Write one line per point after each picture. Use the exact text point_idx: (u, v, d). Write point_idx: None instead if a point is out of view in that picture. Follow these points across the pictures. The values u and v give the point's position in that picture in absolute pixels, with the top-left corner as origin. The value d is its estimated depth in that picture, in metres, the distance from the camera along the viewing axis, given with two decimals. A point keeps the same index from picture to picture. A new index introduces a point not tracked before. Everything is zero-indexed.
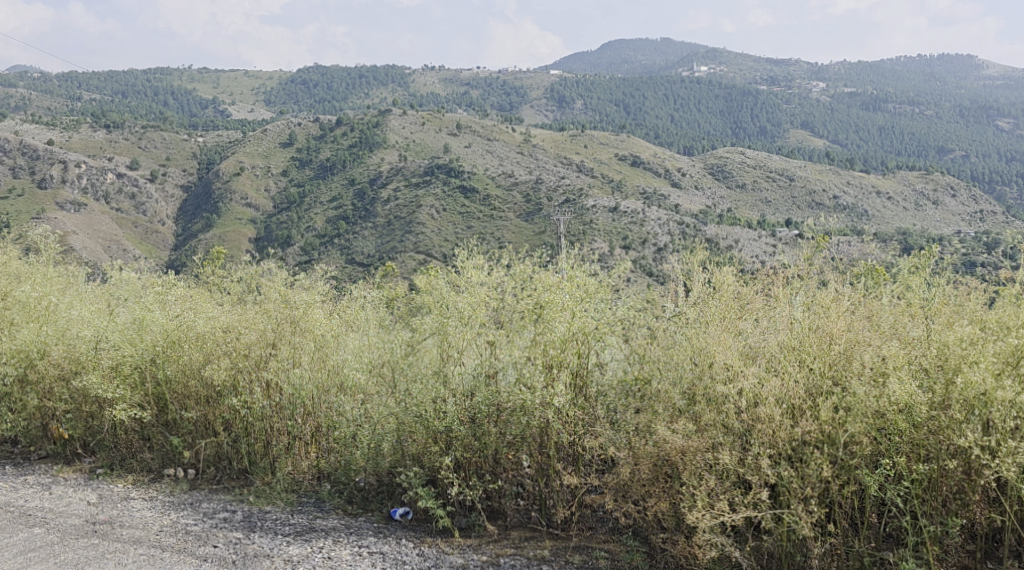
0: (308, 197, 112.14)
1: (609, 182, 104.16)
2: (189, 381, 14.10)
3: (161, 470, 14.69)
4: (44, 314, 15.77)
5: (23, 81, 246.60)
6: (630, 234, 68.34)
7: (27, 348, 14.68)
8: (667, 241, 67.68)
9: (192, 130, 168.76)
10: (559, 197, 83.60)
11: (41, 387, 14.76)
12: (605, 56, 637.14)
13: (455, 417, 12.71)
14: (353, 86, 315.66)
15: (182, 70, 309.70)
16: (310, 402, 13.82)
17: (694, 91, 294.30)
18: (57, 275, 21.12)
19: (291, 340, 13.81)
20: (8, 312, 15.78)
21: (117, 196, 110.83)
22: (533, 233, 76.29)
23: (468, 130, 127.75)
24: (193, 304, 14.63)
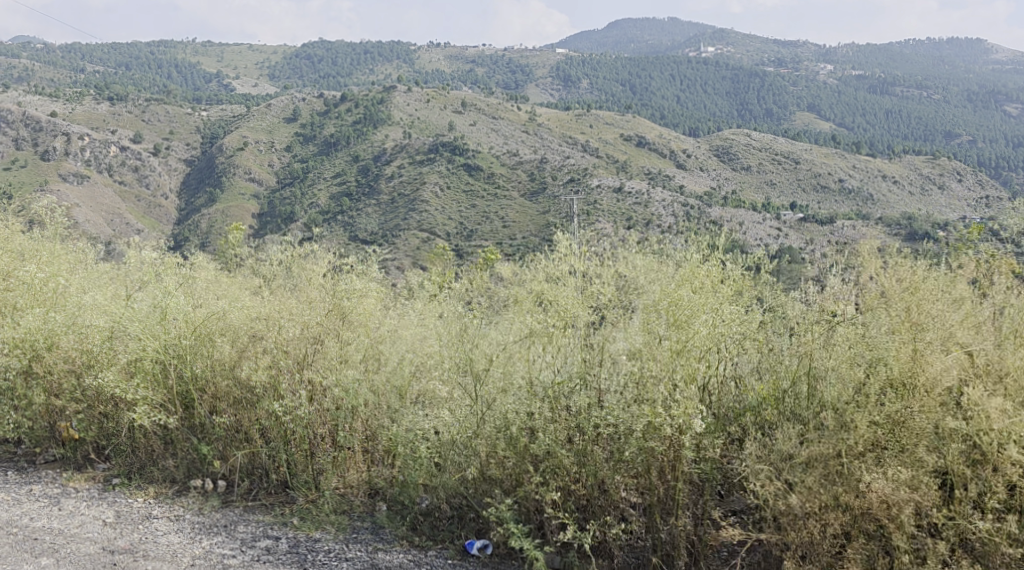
0: (312, 173, 111.12)
1: (615, 163, 102.73)
2: (221, 378, 13.12)
3: (187, 481, 13.42)
4: (52, 302, 14.48)
5: (26, 51, 245.87)
6: (634, 215, 67.29)
7: (32, 337, 13.12)
8: (671, 222, 66.54)
9: (196, 103, 167.30)
10: (563, 176, 82.41)
11: (48, 381, 13.32)
12: (611, 36, 632.37)
13: (553, 438, 11.36)
14: (359, 61, 313.55)
15: (186, 44, 307.91)
16: (369, 413, 13.00)
17: (701, 72, 292.05)
18: (64, 252, 19.98)
19: (343, 334, 12.92)
20: (10, 295, 14.53)
21: (120, 168, 109.72)
22: (537, 213, 75.16)
23: (473, 107, 125.96)
24: (222, 300, 13.67)
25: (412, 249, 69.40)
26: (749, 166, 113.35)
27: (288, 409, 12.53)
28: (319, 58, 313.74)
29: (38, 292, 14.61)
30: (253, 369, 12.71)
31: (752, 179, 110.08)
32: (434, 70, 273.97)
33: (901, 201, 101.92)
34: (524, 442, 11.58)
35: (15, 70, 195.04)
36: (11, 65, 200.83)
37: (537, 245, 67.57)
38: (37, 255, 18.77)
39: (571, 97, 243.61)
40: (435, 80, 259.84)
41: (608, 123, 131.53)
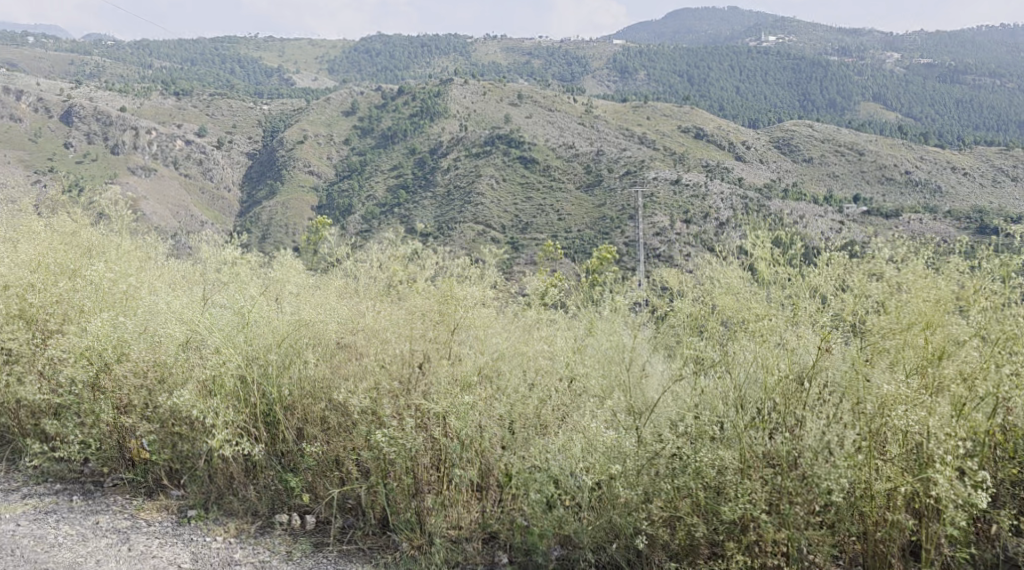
0: (369, 166, 111.15)
1: (672, 155, 100.64)
2: (318, 400, 12.22)
3: (271, 517, 12.41)
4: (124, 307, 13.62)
5: (97, 48, 253.75)
6: (692, 208, 65.65)
7: (103, 346, 12.29)
8: (730, 215, 64.66)
9: (257, 98, 168.98)
10: (619, 168, 80.80)
11: (116, 397, 12.39)
12: (671, 26, 623.30)
13: (752, 503, 9.69)
14: (416, 54, 314.99)
15: (248, 41, 313.13)
16: (482, 448, 11.27)
17: (762, 63, 286.29)
18: (133, 249, 19.52)
19: (455, 350, 11.73)
20: (74, 297, 13.71)
21: (185, 161, 111.26)
22: (593, 207, 73.76)
23: (530, 99, 123.27)
24: (310, 307, 13.00)
25: (469, 241, 69.07)
26: (811, 158, 110.26)
27: (394, 435, 11.14)
28: (376, 52, 316.02)
29: (107, 293, 13.89)
30: (351, 392, 11.64)
31: (814, 171, 107.08)
32: (490, 63, 274.21)
33: (971, 192, 97.43)
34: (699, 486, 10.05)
35: (87, 67, 200.63)
36: (83, 62, 206.67)
37: (592, 238, 66.57)
38: (100, 252, 18.06)
39: (628, 88, 241.31)
40: (491, 73, 260.01)
41: (666, 114, 128.93)
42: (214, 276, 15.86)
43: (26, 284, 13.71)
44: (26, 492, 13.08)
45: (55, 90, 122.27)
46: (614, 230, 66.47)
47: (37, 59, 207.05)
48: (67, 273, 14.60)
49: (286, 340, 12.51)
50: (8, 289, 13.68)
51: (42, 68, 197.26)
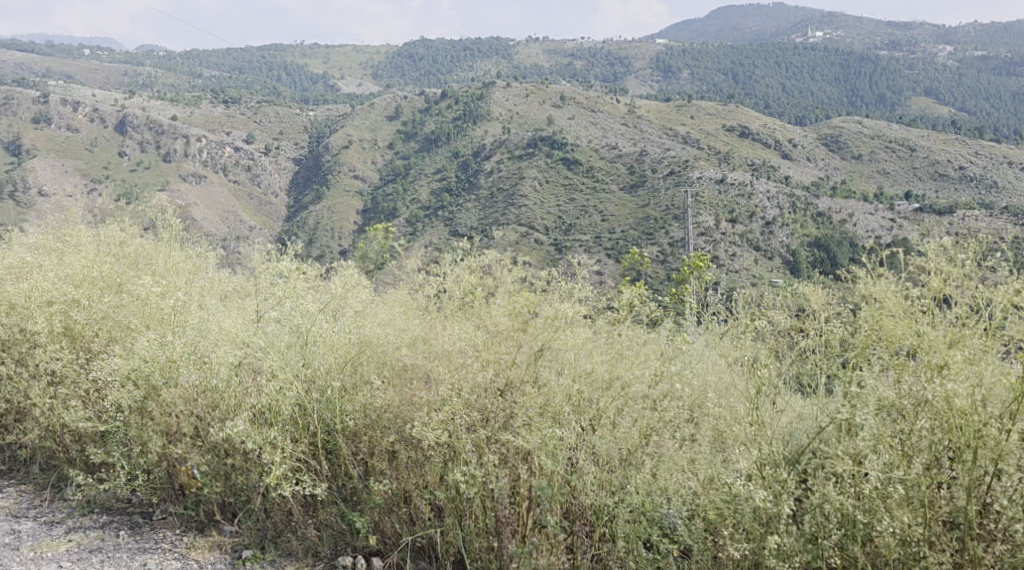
0: (413, 170, 111.19)
1: (716, 154, 98.87)
2: (387, 428, 11.68)
3: (333, 559, 11.88)
4: (172, 323, 13.25)
5: (150, 58, 259.96)
6: (736, 207, 64.24)
7: (149, 367, 11.89)
8: (777, 216, 63.47)
9: (303, 104, 170.72)
10: (664, 168, 79.17)
11: (164, 423, 11.99)
12: (715, 24, 617.14)
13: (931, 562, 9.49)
14: (459, 58, 316.80)
15: (294, 49, 317.99)
16: (574, 486, 10.81)
17: (808, 59, 282.11)
18: (180, 258, 19.04)
19: (540, 375, 11.50)
20: (127, 317, 13.42)
21: (234, 168, 112.57)
22: (637, 207, 72.58)
23: (572, 101, 121.84)
24: (378, 327, 13.12)
25: (512, 241, 68.62)
26: (860, 155, 107.87)
27: (481, 474, 10.65)
28: (420, 57, 318.22)
29: (156, 308, 13.48)
30: (423, 425, 10.92)
31: (864, 169, 104.53)
32: (532, 65, 274.58)
33: None
34: (860, 546, 9.82)
35: (140, 77, 205.02)
36: (136, 73, 211.24)
37: (636, 238, 65.54)
38: (150, 265, 17.75)
39: (671, 88, 239.68)
40: (534, 75, 260.39)
41: (711, 113, 126.88)
42: (271, 286, 15.51)
43: (68, 300, 13.44)
44: (70, 526, 12.64)
45: (110, 100, 124.91)
46: (659, 230, 65.48)
47: (93, 69, 212.33)
48: (115, 288, 14.48)
49: (356, 367, 12.44)
50: (52, 302, 13.40)
51: (98, 79, 202.03)
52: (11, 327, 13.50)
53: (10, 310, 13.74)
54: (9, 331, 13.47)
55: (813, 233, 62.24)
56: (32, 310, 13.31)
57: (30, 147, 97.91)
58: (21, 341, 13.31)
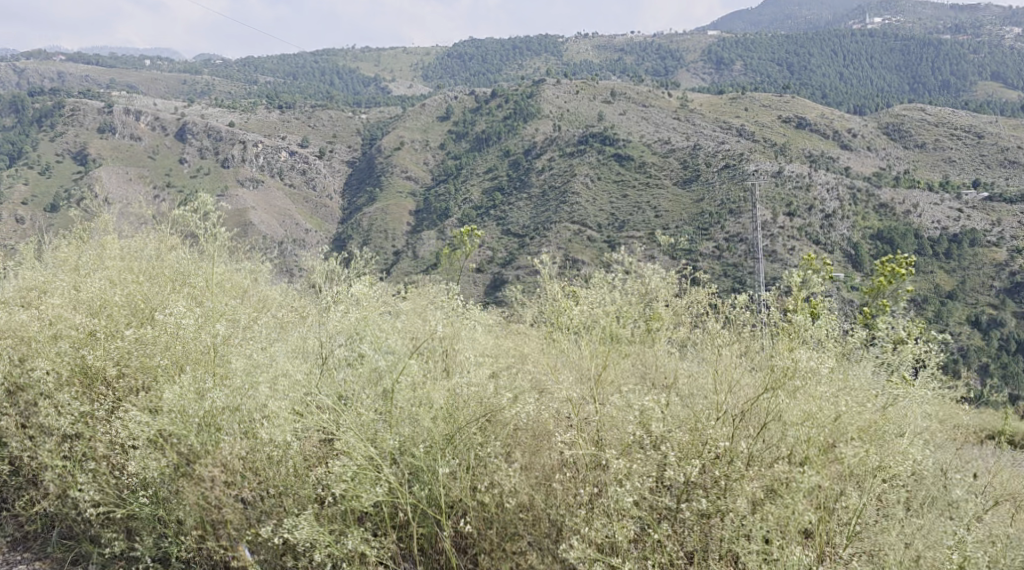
0: (464, 169, 109.72)
1: (772, 146, 95.58)
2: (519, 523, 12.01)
3: None
4: (215, 373, 13.36)
5: (210, 67, 265.63)
6: (795, 199, 60.89)
7: (181, 432, 12.28)
8: (837, 207, 60.70)
9: (355, 107, 169.93)
10: (717, 162, 75.77)
11: (193, 489, 12.20)
12: (769, 12, 604.34)
13: None
14: (509, 57, 314.50)
15: (345, 54, 320.45)
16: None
17: (866, 46, 274.07)
18: (226, 277, 18.63)
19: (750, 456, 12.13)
20: (152, 356, 13.56)
21: (290, 172, 112.76)
22: (691, 202, 70.19)
23: (623, 96, 118.95)
24: (487, 379, 12.94)
25: (565, 239, 67.38)
26: (923, 144, 104.25)
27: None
28: (469, 57, 316.58)
29: (184, 342, 13.51)
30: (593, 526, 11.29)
31: (928, 158, 100.39)
32: (583, 61, 271.94)
33: None
34: None
35: (198, 85, 207.89)
36: (195, 81, 214.11)
37: (692, 233, 63.26)
38: (184, 281, 17.49)
39: (724, 80, 233.91)
40: (585, 72, 257.90)
41: (766, 105, 122.82)
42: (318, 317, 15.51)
43: (86, 331, 14.09)
44: None
45: (169, 108, 126.97)
46: (714, 225, 63.19)
47: (153, 79, 215.65)
48: (146, 316, 15.09)
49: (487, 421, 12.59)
50: (64, 337, 14.23)
51: (158, 89, 204.84)
52: (14, 365, 14.28)
53: (21, 345, 14.68)
54: (13, 371, 14.25)
55: (875, 225, 59.45)
56: (39, 351, 14.22)
57: (96, 158, 101.42)
58: (26, 381, 14.05)
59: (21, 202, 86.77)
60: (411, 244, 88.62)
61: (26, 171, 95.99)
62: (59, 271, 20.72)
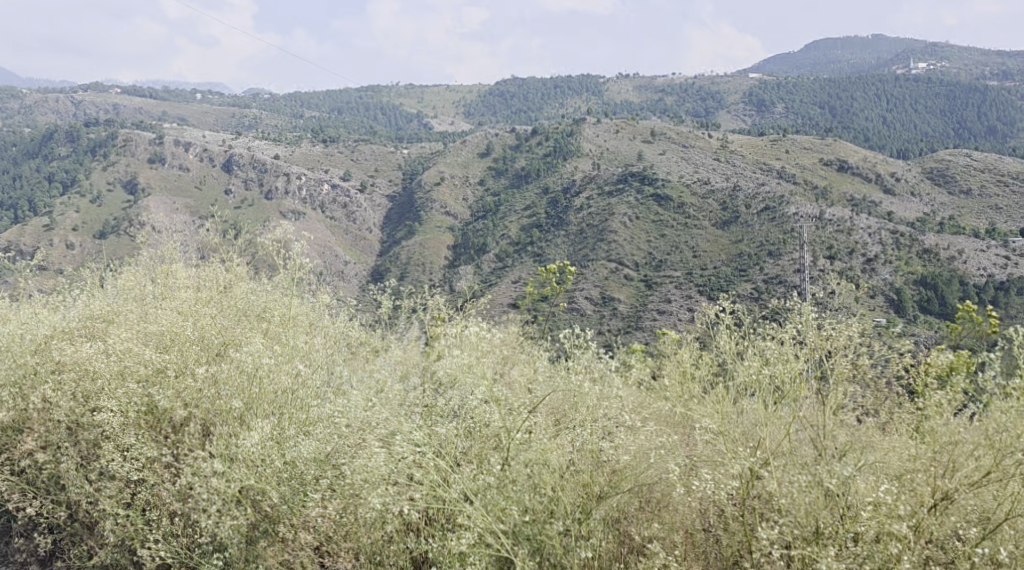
0: (503, 206, 109.66)
1: (813, 189, 94.84)
2: None
3: None
4: (296, 419, 17.57)
5: (258, 100, 271.33)
6: (836, 243, 61.19)
7: (251, 482, 15.34)
8: (880, 251, 59.98)
9: (398, 143, 171.59)
10: (758, 203, 74.58)
11: (263, 535, 15.50)
12: (813, 56, 602.69)
13: None
14: (550, 95, 316.23)
15: (390, 90, 325.15)
16: None
17: (911, 91, 271.16)
18: (269, 315, 22.83)
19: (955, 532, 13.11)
20: (221, 396, 17.57)
21: (332, 205, 114.35)
22: (729, 243, 70.09)
23: (664, 137, 119.02)
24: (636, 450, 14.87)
25: (602, 278, 67.97)
26: (969, 189, 102.54)
27: None
28: (512, 94, 318.87)
29: (262, 383, 17.84)
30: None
31: (974, 205, 98.65)
32: (623, 101, 272.94)
33: None
34: None
35: (246, 118, 211.80)
36: (243, 114, 218.11)
37: (729, 275, 63.40)
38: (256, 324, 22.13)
39: (765, 122, 232.47)
40: (626, 112, 258.13)
41: (808, 147, 121.64)
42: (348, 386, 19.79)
43: (156, 368, 18.07)
44: None
45: (218, 140, 129.81)
46: (752, 267, 63.32)
47: (203, 111, 220.09)
48: (216, 355, 19.33)
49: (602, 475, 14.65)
50: (130, 375, 17.97)
51: (208, 121, 209.10)
52: (75, 406, 17.90)
53: (82, 381, 18.35)
54: (74, 411, 17.87)
55: (919, 269, 58.03)
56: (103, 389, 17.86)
57: (145, 187, 104.48)
58: (87, 418, 17.66)
59: (72, 229, 89.86)
60: (448, 278, 89.43)
61: (79, 199, 98.93)
62: (124, 298, 23.77)
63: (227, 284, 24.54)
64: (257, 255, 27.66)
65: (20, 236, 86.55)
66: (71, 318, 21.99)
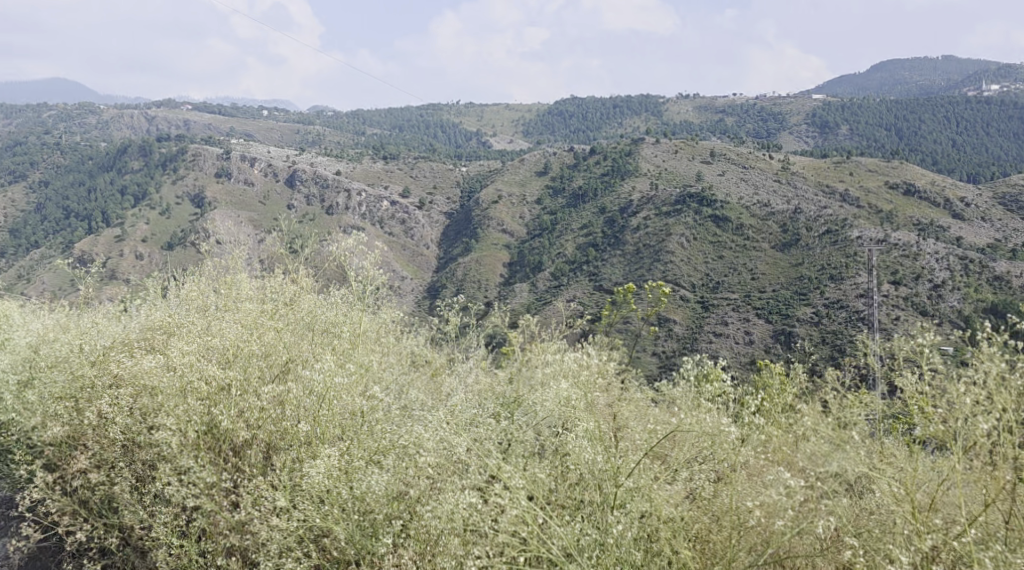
0: (560, 224, 107.40)
1: (878, 214, 91.19)
2: None
3: None
4: (365, 448, 15.62)
5: (321, 118, 274.75)
6: (901, 268, 58.96)
7: (314, 520, 14.49)
8: (947, 277, 56.95)
9: (457, 160, 170.89)
10: (819, 225, 71.53)
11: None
12: (879, 77, 589.54)
13: None
14: (609, 115, 313.84)
15: (450, 110, 327.57)
16: None
17: (981, 113, 261.96)
18: (326, 335, 21.56)
19: None
20: (288, 421, 16.61)
21: (390, 221, 113.21)
22: (789, 265, 67.38)
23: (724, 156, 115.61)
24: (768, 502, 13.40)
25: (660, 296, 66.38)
26: None
27: None
28: (570, 113, 317.61)
29: (331, 404, 16.67)
30: None
31: None
32: (682, 122, 269.35)
33: None
34: None
35: (310, 135, 213.90)
36: (307, 131, 220.19)
37: (788, 298, 60.84)
38: (334, 333, 21.62)
39: (827, 144, 226.76)
40: (685, 133, 255.08)
41: (872, 170, 117.47)
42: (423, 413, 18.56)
43: (217, 385, 16.82)
44: None
45: (281, 156, 130.93)
46: (812, 290, 60.59)
47: (268, 128, 222.92)
48: (279, 372, 18.52)
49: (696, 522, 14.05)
50: (191, 390, 16.75)
51: (272, 137, 211.60)
52: (129, 423, 16.73)
53: (142, 394, 17.14)
54: (128, 428, 16.70)
55: (990, 297, 54.64)
56: (163, 407, 16.64)
57: (212, 201, 105.51)
58: (143, 436, 16.56)
59: (141, 240, 91.27)
60: (503, 296, 88.12)
61: (149, 212, 100.26)
62: (186, 307, 22.79)
63: (291, 295, 23.00)
64: (322, 269, 26.20)
65: (93, 247, 88.53)
66: (133, 331, 21.00)
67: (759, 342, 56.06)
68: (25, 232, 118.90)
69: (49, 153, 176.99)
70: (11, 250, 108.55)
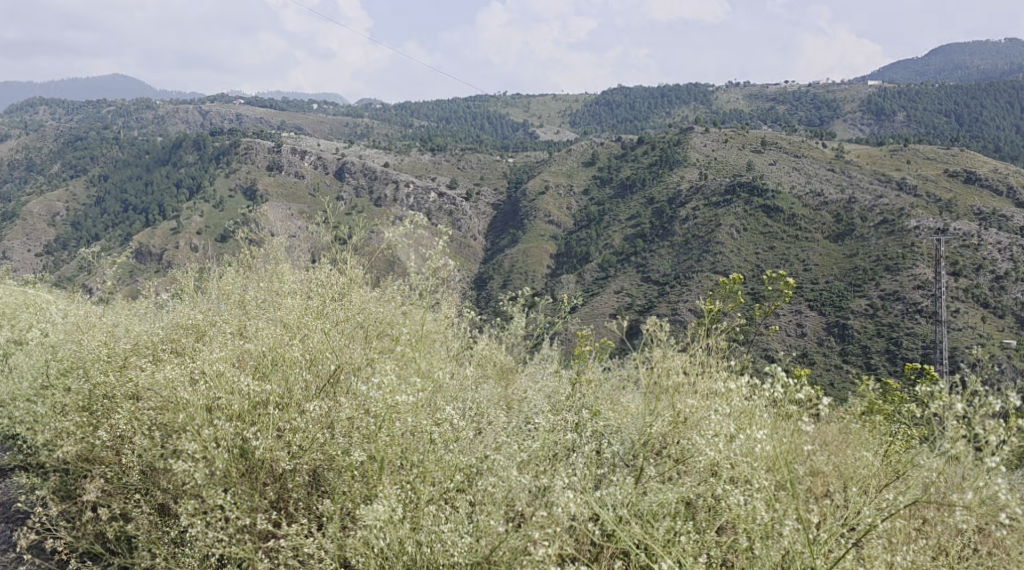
0: (607, 215, 101.33)
1: (936, 203, 83.14)
2: None
3: None
4: (436, 486, 11.70)
5: (371, 111, 272.05)
6: (960, 259, 52.32)
7: None
8: (1012, 268, 50.16)
9: (506, 152, 164.85)
10: (875, 215, 64.46)
11: None
12: (942, 62, 566.70)
13: None
14: (658, 104, 304.94)
15: (499, 102, 322.50)
16: None
17: None
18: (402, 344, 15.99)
19: None
20: (339, 449, 12.10)
21: (438, 213, 108.22)
22: (842, 258, 60.58)
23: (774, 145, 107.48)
24: None
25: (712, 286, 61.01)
26: None
27: None
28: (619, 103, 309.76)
29: (392, 428, 11.98)
30: None
31: None
32: (734, 112, 260.28)
33: None
34: None
35: (358, 127, 210.24)
36: (356, 124, 216.58)
37: (841, 290, 54.47)
38: (391, 347, 15.87)
39: (887, 131, 215.62)
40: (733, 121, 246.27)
41: (929, 157, 108.64)
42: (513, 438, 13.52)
43: (252, 400, 12.51)
44: None
45: (331, 148, 127.28)
46: (868, 282, 54.28)
47: (320, 121, 220.35)
48: (328, 385, 13.60)
49: None
50: (217, 409, 12.48)
51: (322, 130, 208.83)
52: (147, 444, 12.64)
53: (164, 408, 12.81)
54: (144, 451, 12.65)
55: None
56: (180, 432, 12.39)
57: (262, 192, 102.35)
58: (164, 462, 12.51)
59: (196, 232, 88.45)
60: (549, 288, 83.30)
61: (202, 204, 97.40)
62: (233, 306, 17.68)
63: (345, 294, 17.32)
64: (375, 261, 21.02)
65: (148, 241, 86.36)
66: (152, 331, 15.44)
67: (811, 334, 49.95)
68: (86, 225, 117.76)
69: (109, 147, 176.57)
70: (71, 245, 107.32)
